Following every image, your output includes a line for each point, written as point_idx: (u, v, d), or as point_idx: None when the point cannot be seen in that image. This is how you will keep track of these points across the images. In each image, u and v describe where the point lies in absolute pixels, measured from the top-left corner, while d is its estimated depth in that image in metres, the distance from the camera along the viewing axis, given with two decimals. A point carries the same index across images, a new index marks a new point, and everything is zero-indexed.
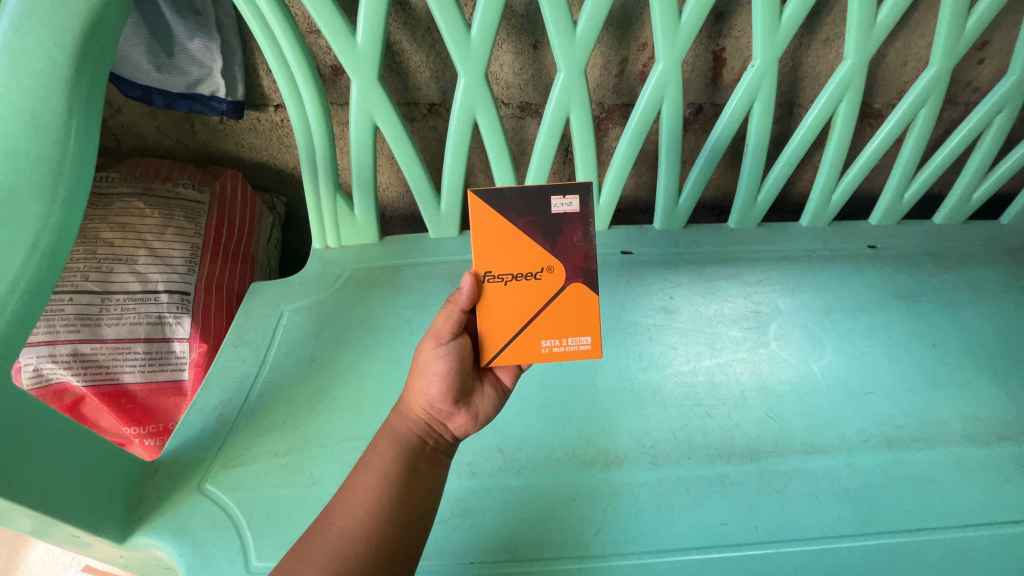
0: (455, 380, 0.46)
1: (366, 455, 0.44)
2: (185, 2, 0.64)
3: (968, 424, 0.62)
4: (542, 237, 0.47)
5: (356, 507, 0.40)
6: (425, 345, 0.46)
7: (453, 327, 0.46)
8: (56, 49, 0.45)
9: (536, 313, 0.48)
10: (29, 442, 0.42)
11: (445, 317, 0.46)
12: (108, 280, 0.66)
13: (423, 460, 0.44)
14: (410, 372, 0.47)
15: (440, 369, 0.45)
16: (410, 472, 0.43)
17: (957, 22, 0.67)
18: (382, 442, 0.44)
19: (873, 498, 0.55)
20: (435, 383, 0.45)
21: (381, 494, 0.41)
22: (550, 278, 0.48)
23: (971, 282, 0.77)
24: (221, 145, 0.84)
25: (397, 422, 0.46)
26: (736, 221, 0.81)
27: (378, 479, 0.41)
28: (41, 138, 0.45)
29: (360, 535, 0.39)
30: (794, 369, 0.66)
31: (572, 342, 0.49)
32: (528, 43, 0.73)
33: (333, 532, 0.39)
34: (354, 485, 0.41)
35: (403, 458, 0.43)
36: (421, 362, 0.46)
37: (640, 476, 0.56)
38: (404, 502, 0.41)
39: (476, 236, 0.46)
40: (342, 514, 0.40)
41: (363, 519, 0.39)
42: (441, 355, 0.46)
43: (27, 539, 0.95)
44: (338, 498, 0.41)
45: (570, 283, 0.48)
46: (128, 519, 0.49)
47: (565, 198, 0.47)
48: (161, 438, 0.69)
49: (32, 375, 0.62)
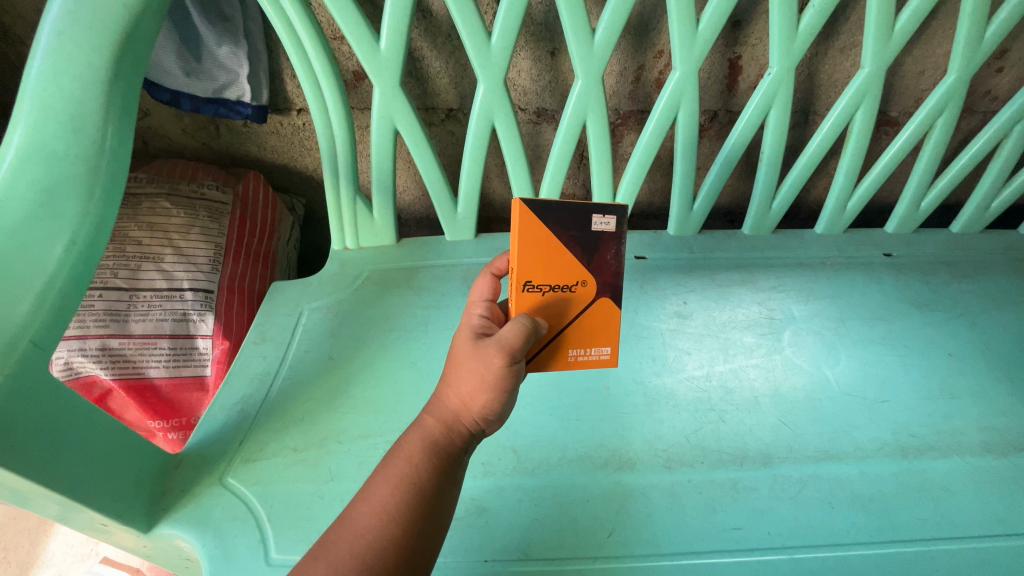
0: (506, 397, 0.44)
1: (392, 459, 0.41)
2: (216, 11, 0.66)
3: (986, 433, 0.61)
4: (582, 251, 0.48)
5: (386, 519, 0.37)
6: (493, 359, 0.42)
7: (524, 348, 0.43)
8: (95, 54, 0.47)
9: (564, 326, 0.49)
10: (62, 432, 0.43)
11: (517, 332, 0.43)
12: (136, 278, 0.68)
13: (455, 473, 0.42)
14: (456, 376, 0.44)
15: (501, 386, 0.43)
16: (444, 484, 0.41)
17: (976, 32, 0.67)
18: (414, 449, 0.42)
19: (888, 507, 0.55)
20: (487, 397, 0.43)
21: (412, 508, 0.38)
22: (582, 292, 0.49)
23: (989, 291, 0.76)
24: (244, 147, 0.86)
25: (432, 428, 0.43)
26: (750, 228, 0.82)
27: (411, 491, 0.39)
28: (80, 139, 0.46)
29: (389, 548, 0.36)
30: (808, 376, 0.66)
31: (595, 352, 0.51)
32: (546, 49, 0.74)
33: (362, 544, 0.36)
34: (382, 492, 0.38)
35: (438, 470, 0.41)
36: (484, 374, 0.42)
37: (653, 479, 0.57)
38: (433, 517, 0.39)
39: (524, 249, 0.45)
40: (371, 524, 0.37)
41: (393, 533, 0.37)
42: (508, 374, 0.43)
43: (48, 529, 0.97)
44: (362, 507, 0.38)
45: (599, 297, 0.49)
46: (153, 509, 0.50)
47: (604, 218, 0.48)
48: (184, 431, 0.71)
49: (63, 367, 0.64)
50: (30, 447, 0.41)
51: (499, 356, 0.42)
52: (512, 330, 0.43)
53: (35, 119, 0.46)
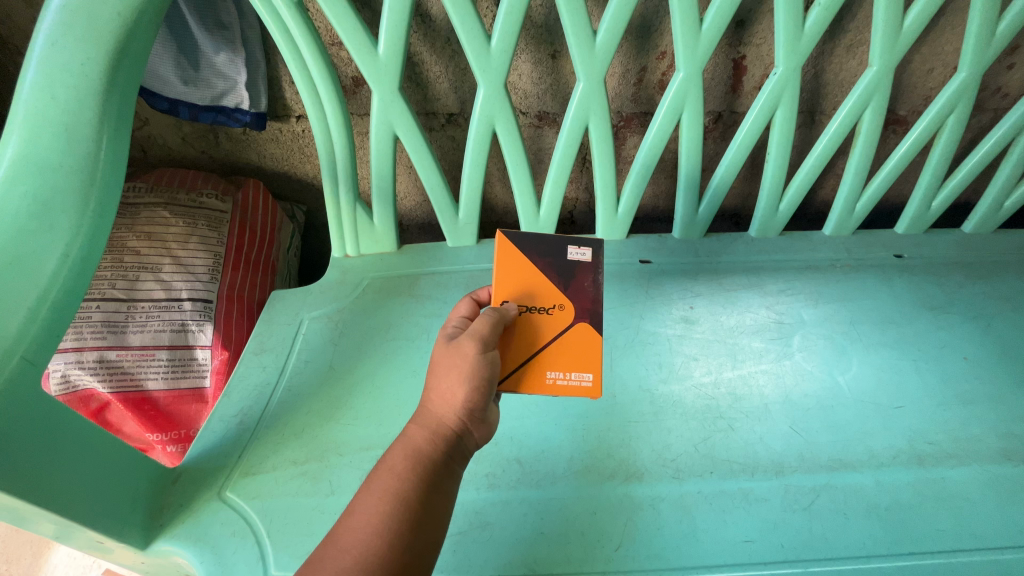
0: (488, 391, 0.43)
1: (377, 471, 0.39)
2: (212, 18, 0.65)
3: (1005, 440, 0.59)
4: (558, 276, 0.51)
5: (372, 534, 0.35)
6: (465, 346, 0.42)
7: (495, 338, 0.45)
8: (89, 62, 0.47)
9: (542, 347, 0.48)
10: (60, 448, 0.43)
11: (485, 322, 0.44)
12: (133, 289, 0.68)
13: (446, 481, 0.40)
14: (435, 375, 0.42)
15: (481, 374, 0.42)
16: (434, 493, 0.38)
17: (987, 27, 0.66)
18: (397, 458, 0.39)
19: (906, 518, 0.53)
20: (469, 390, 0.41)
21: (401, 520, 0.36)
22: (560, 316, 0.49)
23: (1004, 293, 0.74)
24: (243, 155, 0.85)
25: (417, 436, 0.41)
26: (758, 230, 0.80)
27: (398, 503, 0.36)
28: (75, 150, 0.46)
29: (377, 569, 0.34)
30: (819, 382, 0.64)
31: (575, 377, 0.48)
32: (547, 52, 0.73)
33: (347, 560, 0.34)
34: (368, 507, 0.36)
35: (424, 479, 0.38)
36: (460, 363, 0.42)
37: (662, 490, 0.55)
38: (425, 531, 0.36)
39: (502, 271, 0.50)
40: (357, 541, 0.35)
41: (381, 549, 0.34)
42: (484, 361, 0.42)
43: (50, 542, 0.96)
44: (350, 522, 0.36)
45: (578, 321, 0.49)
46: (150, 525, 0.49)
47: (579, 248, 0.52)
48: (183, 444, 0.70)
49: (60, 381, 0.63)
50: (25, 466, 0.39)
51: (471, 343, 0.42)
52: (481, 320, 0.45)
53: (28, 131, 0.45)
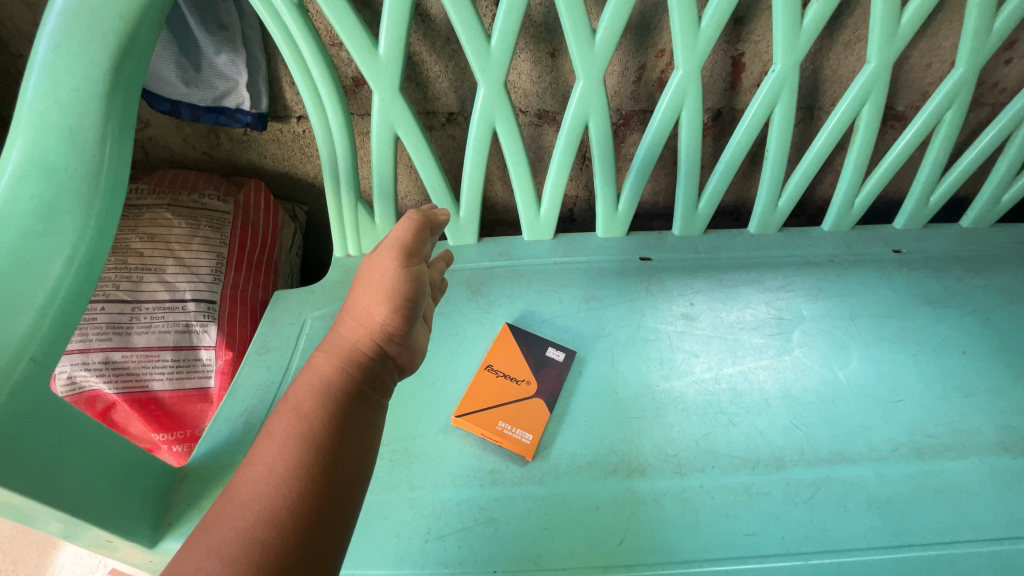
0: (408, 312, 0.44)
1: (277, 417, 0.38)
2: (213, 18, 0.65)
3: (1003, 433, 0.60)
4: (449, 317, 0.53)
5: (273, 483, 0.34)
6: (386, 262, 0.46)
7: (418, 238, 0.49)
8: (93, 65, 0.47)
9: (507, 401, 0.62)
10: (71, 450, 0.43)
11: (407, 222, 0.50)
12: (137, 290, 0.68)
13: (360, 406, 0.40)
14: (360, 296, 0.45)
15: (399, 293, 0.44)
16: (344, 425, 0.38)
17: (984, 24, 0.66)
18: (302, 394, 0.39)
19: (905, 509, 0.55)
20: (386, 308, 0.44)
21: (306, 460, 0.35)
22: (523, 388, 0.63)
23: (1001, 287, 0.75)
24: (244, 156, 0.85)
25: (329, 364, 0.41)
26: (757, 226, 0.80)
27: (300, 443, 0.36)
28: (79, 154, 0.46)
29: (283, 517, 0.33)
30: (819, 377, 0.65)
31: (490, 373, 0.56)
32: (546, 51, 0.73)
33: (248, 517, 0.33)
34: (269, 453, 0.36)
35: (333, 412, 0.38)
36: (380, 283, 0.45)
37: (664, 485, 0.56)
38: (338, 465, 0.36)
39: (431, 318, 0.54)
40: (256, 494, 0.34)
41: (284, 498, 0.34)
42: (403, 278, 0.45)
43: (56, 542, 0.96)
44: (249, 475, 0.35)
45: (535, 397, 0.62)
46: (159, 524, 0.50)
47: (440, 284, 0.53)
48: (190, 444, 0.70)
49: (66, 382, 0.64)
50: (35, 468, 0.40)
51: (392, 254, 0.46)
52: (402, 229, 0.49)
53: (34, 134, 0.46)
